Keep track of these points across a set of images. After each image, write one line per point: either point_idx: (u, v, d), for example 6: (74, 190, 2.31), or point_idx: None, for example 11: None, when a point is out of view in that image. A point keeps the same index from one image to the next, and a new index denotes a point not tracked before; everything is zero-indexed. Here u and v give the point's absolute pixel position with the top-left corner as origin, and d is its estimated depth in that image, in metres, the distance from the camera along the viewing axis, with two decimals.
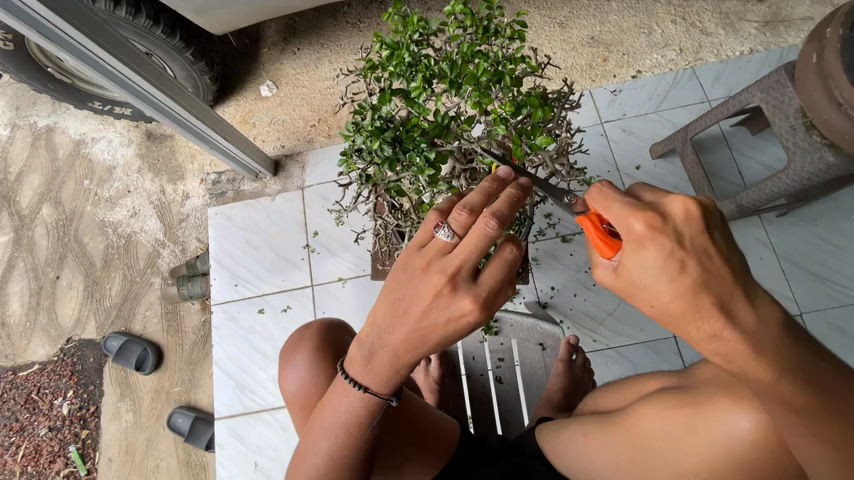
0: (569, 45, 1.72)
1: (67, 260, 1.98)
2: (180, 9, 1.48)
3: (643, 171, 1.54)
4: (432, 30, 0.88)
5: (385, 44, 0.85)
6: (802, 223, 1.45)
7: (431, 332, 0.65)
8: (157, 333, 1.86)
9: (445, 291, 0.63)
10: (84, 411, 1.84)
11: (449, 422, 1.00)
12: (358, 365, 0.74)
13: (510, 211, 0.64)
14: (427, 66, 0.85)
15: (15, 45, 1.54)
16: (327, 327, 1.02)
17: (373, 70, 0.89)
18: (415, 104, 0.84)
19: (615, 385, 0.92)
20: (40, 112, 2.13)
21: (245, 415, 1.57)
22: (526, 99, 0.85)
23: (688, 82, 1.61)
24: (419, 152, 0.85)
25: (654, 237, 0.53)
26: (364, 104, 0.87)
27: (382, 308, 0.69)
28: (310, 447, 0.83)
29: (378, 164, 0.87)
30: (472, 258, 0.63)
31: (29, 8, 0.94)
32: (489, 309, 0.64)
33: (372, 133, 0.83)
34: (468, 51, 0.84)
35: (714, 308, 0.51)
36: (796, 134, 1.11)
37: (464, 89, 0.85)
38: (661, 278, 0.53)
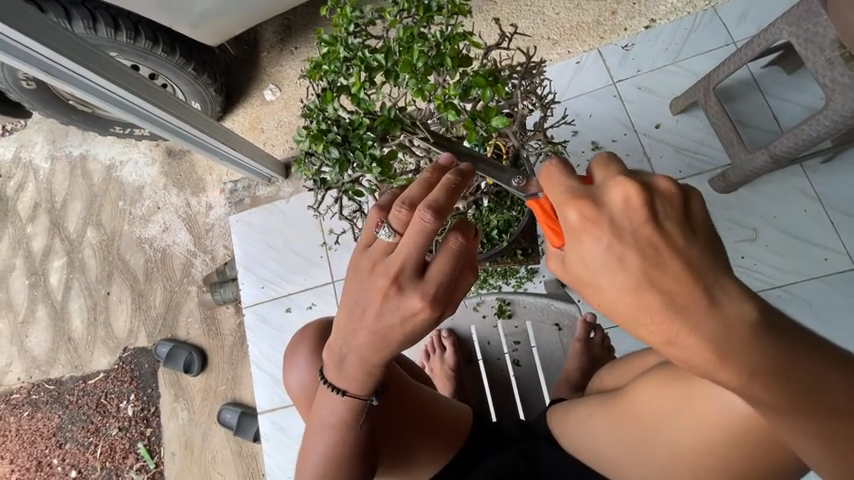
0: (572, 2, 1.59)
1: (115, 277, 2.14)
2: (177, 26, 1.53)
3: (663, 129, 1.43)
4: (368, 19, 0.85)
5: (323, 42, 0.85)
6: (852, 168, 1.30)
7: (390, 332, 0.65)
8: (199, 337, 2.00)
9: (391, 292, 0.63)
10: (146, 412, 2.02)
11: (460, 407, 1.01)
12: (334, 372, 0.77)
13: (447, 199, 0.62)
14: (365, 58, 0.83)
15: (37, 83, 1.64)
16: (321, 328, 1.05)
17: (316, 70, 0.87)
18: (358, 99, 0.83)
19: (621, 362, 0.95)
20: (73, 143, 2.28)
21: (284, 408, 1.66)
22: (472, 80, 0.81)
23: (709, 24, 1.46)
24: (365, 150, 0.85)
25: (588, 228, 0.50)
26: (311, 107, 0.89)
27: (342, 315, 0.70)
28: (309, 448, 0.86)
29: (329, 166, 0.88)
30: (413, 255, 0.62)
31: (30, 48, 1.00)
32: (443, 304, 0.62)
33: (315, 136, 0.83)
34: (404, 37, 0.80)
35: (662, 307, 0.47)
36: (834, 68, 0.99)
37: (403, 77, 0.82)
38: (602, 275, 0.49)
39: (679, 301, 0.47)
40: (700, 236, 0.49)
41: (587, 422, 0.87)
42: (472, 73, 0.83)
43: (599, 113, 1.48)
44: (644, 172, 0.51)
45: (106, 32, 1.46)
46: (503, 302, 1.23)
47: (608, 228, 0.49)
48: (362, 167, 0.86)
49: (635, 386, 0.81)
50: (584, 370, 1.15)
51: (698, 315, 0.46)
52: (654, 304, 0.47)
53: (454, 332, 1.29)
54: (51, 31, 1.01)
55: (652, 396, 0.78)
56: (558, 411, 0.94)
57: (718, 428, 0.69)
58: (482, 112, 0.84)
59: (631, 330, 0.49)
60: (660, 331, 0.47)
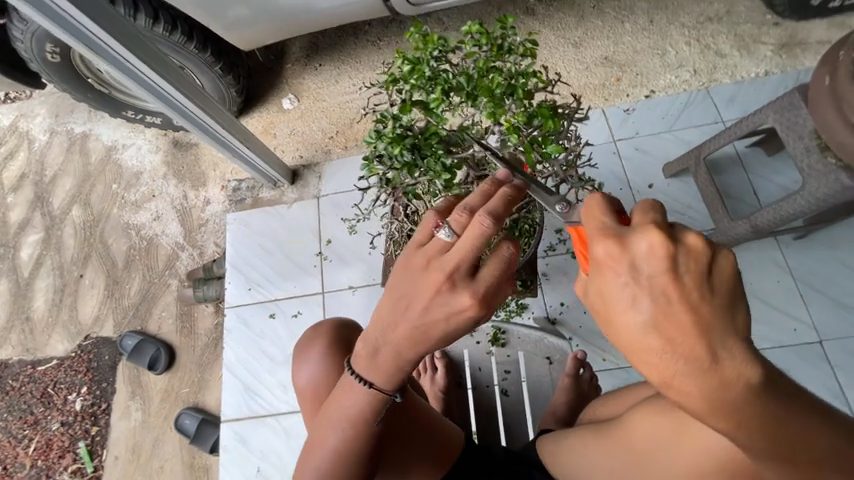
0: (583, 65, 1.76)
1: (92, 260, 2.06)
2: (213, 26, 1.59)
3: (655, 189, 1.54)
4: (451, 47, 0.91)
5: (407, 60, 0.89)
6: (821, 247, 1.41)
7: (433, 327, 0.66)
8: (170, 334, 1.91)
9: (445, 288, 0.64)
10: (96, 408, 1.88)
11: (452, 428, 0.99)
12: (364, 361, 0.76)
13: (505, 210, 0.66)
14: (446, 80, 0.89)
15: (61, 58, 1.66)
16: (338, 325, 1.05)
17: (396, 83, 0.92)
18: (434, 114, 0.89)
19: (610, 397, 0.97)
20: (77, 120, 2.26)
21: (250, 419, 1.58)
22: (537, 110, 0.89)
23: (701, 103, 1.62)
24: (435, 158, 0.93)
25: (609, 265, 0.50)
26: (385, 114, 0.93)
27: (384, 306, 0.70)
28: (318, 440, 0.84)
29: (397, 169, 0.94)
30: (470, 257, 0.64)
31: (78, 21, 1.04)
32: (488, 304, 0.65)
33: (393, 140, 0.90)
34: (484, 67, 0.88)
35: (663, 351, 0.47)
36: (811, 155, 1.10)
37: (480, 101, 0.89)
38: (614, 310, 0.49)
39: (681, 348, 0.47)
40: (718, 295, 0.48)
41: (580, 450, 0.87)
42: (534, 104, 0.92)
43: (599, 166, 1.58)
44: (676, 224, 0.49)
45: (144, 21, 1.51)
46: (498, 331, 1.30)
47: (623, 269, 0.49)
48: (431, 171, 0.94)
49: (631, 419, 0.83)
50: (572, 405, 1.15)
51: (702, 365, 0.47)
52: (655, 347, 0.47)
53: (447, 354, 1.30)
54: (95, 4, 1.05)
55: (647, 426, 0.79)
56: (550, 442, 0.95)
57: (705, 469, 0.69)
58: (539, 139, 0.93)
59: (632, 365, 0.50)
60: (658, 371, 0.47)
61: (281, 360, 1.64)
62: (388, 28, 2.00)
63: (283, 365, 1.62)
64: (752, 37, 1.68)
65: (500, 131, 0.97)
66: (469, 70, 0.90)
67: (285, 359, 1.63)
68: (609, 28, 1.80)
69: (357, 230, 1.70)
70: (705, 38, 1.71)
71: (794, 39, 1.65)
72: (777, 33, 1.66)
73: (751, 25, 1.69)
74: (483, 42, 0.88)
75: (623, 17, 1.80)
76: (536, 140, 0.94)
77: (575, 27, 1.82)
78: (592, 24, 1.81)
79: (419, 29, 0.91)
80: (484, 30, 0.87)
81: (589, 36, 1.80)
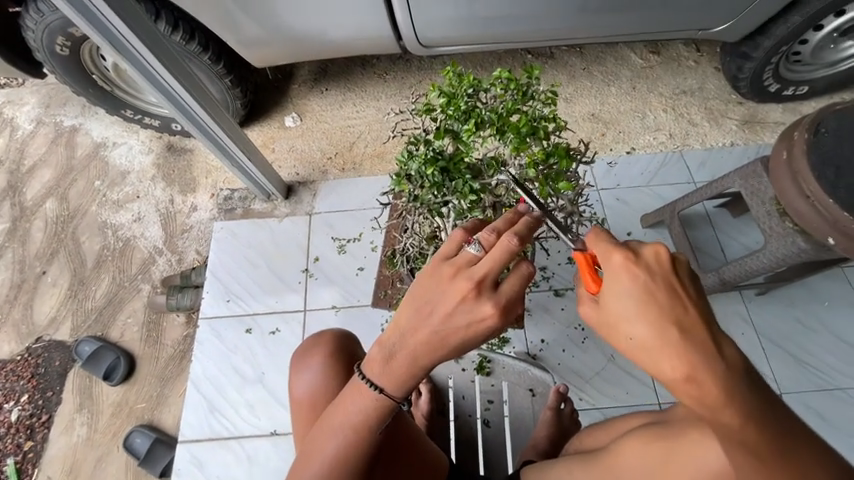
0: (572, 118, 1.92)
1: (59, 256, 1.95)
2: (229, 41, 1.66)
3: (633, 237, 1.64)
4: (483, 87, 1.00)
5: (444, 93, 0.97)
6: (779, 304, 1.53)
7: (453, 334, 0.67)
8: (133, 342, 1.79)
9: (470, 296, 0.65)
10: (34, 420, 1.71)
11: (436, 452, 0.99)
12: (378, 365, 0.74)
13: (529, 233, 0.70)
14: (479, 114, 0.97)
15: (70, 52, 1.68)
16: (340, 336, 1.07)
17: (431, 112, 1.00)
18: (463, 142, 0.98)
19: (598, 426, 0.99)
20: (67, 113, 2.22)
21: (211, 440, 1.48)
22: (555, 150, 0.97)
23: (675, 164, 1.77)
24: (463, 181, 1.01)
25: (628, 268, 0.57)
26: (419, 138, 1.04)
27: (406, 311, 0.70)
28: (316, 447, 0.81)
29: (425, 187, 1.03)
30: (496, 269, 0.66)
31: (109, 21, 1.08)
32: (507, 316, 0.67)
33: (426, 161, 0.99)
34: (511, 108, 0.96)
35: (682, 342, 0.52)
36: (772, 219, 1.22)
37: (507, 136, 0.97)
38: (635, 309, 0.55)
39: (696, 339, 0.52)
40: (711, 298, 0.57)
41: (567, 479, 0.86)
42: (552, 144, 0.99)
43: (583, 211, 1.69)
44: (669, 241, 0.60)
45: (163, 28, 1.56)
46: (484, 359, 1.31)
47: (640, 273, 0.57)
48: (457, 192, 1.01)
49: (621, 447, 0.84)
50: (553, 439, 1.15)
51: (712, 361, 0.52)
52: (674, 338, 0.52)
53: (432, 379, 1.29)
54: (126, 4, 1.08)
55: (636, 457, 0.80)
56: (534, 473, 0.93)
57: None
58: (552, 174, 1.00)
59: (656, 364, 0.53)
60: (681, 361, 0.52)
61: (252, 378, 1.56)
62: (395, 64, 2.11)
63: (254, 384, 1.55)
64: (720, 112, 1.88)
65: (520, 164, 1.05)
66: (497, 108, 0.98)
67: (256, 377, 1.56)
68: (597, 88, 1.98)
69: (346, 250, 1.71)
70: (680, 107, 1.91)
71: (755, 117, 1.86)
72: (741, 110, 1.87)
73: (719, 101, 1.91)
74: (511, 86, 0.97)
75: (610, 80, 1.99)
76: (550, 176, 1.00)
77: (567, 84, 2.00)
78: (582, 83, 1.99)
79: (455, 68, 1.00)
80: (512, 77, 0.96)
81: (579, 93, 1.97)
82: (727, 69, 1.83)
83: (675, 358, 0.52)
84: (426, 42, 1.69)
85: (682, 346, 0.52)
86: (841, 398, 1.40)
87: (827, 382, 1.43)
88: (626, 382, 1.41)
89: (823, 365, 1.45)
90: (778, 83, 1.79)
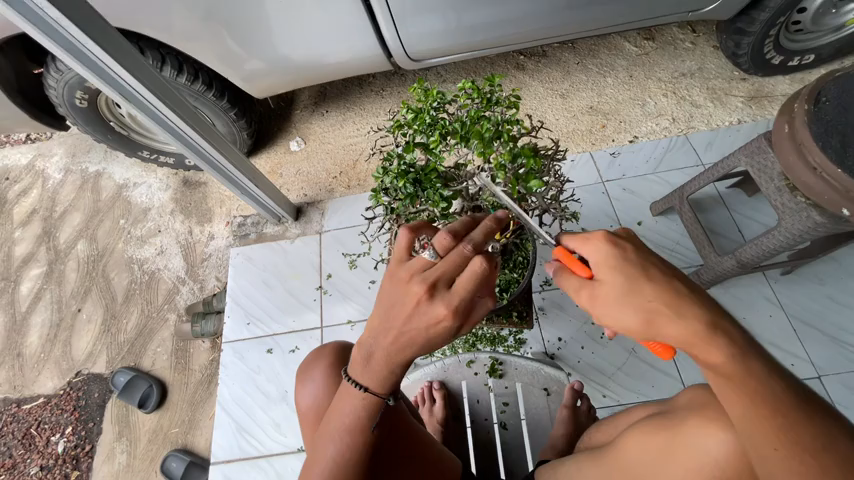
0: (569, 113, 1.91)
1: (92, 294, 2.07)
2: (231, 77, 1.74)
3: (644, 226, 1.61)
4: (448, 99, 1.01)
5: (410, 109, 0.99)
6: (807, 282, 1.46)
7: (414, 336, 0.70)
8: (164, 370, 1.87)
9: (423, 299, 0.68)
10: (79, 450, 1.80)
11: (450, 457, 1.00)
12: (358, 365, 0.78)
13: (483, 238, 0.74)
14: (444, 125, 0.99)
15: (88, 103, 1.80)
16: (342, 346, 1.10)
17: (401, 128, 1.03)
18: (433, 153, 1.00)
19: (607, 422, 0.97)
20: (92, 159, 2.37)
21: (240, 461, 1.52)
22: (521, 151, 0.97)
23: (682, 147, 1.74)
24: (435, 190, 1.03)
25: (612, 252, 0.69)
26: (392, 153, 1.06)
27: (374, 315, 0.74)
28: (315, 455, 0.83)
29: (401, 199, 1.06)
30: (449, 272, 0.69)
31: (120, 76, 1.17)
32: (464, 314, 0.68)
33: (397, 175, 1.01)
34: (475, 116, 0.97)
35: (679, 307, 0.62)
36: (782, 194, 1.18)
37: (472, 143, 0.98)
38: (627, 284, 0.66)
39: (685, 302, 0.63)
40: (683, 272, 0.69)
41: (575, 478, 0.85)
42: (520, 146, 0.99)
43: (588, 205, 1.67)
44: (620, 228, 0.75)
45: (169, 72, 1.65)
46: (496, 362, 1.30)
47: (626, 256, 0.68)
48: (430, 201, 1.03)
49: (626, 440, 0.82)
50: (571, 437, 1.13)
51: (719, 330, 0.61)
52: (669, 303, 0.63)
53: (445, 385, 1.31)
54: (130, 57, 1.16)
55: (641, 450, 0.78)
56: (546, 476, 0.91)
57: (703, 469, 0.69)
58: (522, 176, 0.98)
59: (668, 331, 0.63)
60: (685, 324, 0.62)
61: (276, 397, 1.60)
62: (391, 80, 2.17)
63: (278, 402, 1.59)
64: (723, 90, 1.84)
65: (492, 169, 1.06)
66: (463, 118, 1.00)
67: (280, 395, 1.60)
68: (592, 81, 1.97)
69: (357, 265, 1.75)
70: (681, 91, 1.87)
71: (761, 92, 1.81)
72: (745, 87, 1.83)
73: (721, 80, 1.86)
74: (474, 95, 0.98)
75: (605, 71, 1.98)
76: (521, 177, 0.99)
77: (562, 80, 2.00)
78: (577, 78, 1.99)
79: (421, 84, 1.03)
80: (474, 86, 0.97)
81: (575, 88, 1.97)
82: (725, 47, 1.79)
83: (681, 325, 0.62)
84: (416, 56, 1.73)
85: (679, 310, 0.62)
86: None
87: None
88: (650, 375, 1.37)
89: None
90: (781, 55, 1.74)
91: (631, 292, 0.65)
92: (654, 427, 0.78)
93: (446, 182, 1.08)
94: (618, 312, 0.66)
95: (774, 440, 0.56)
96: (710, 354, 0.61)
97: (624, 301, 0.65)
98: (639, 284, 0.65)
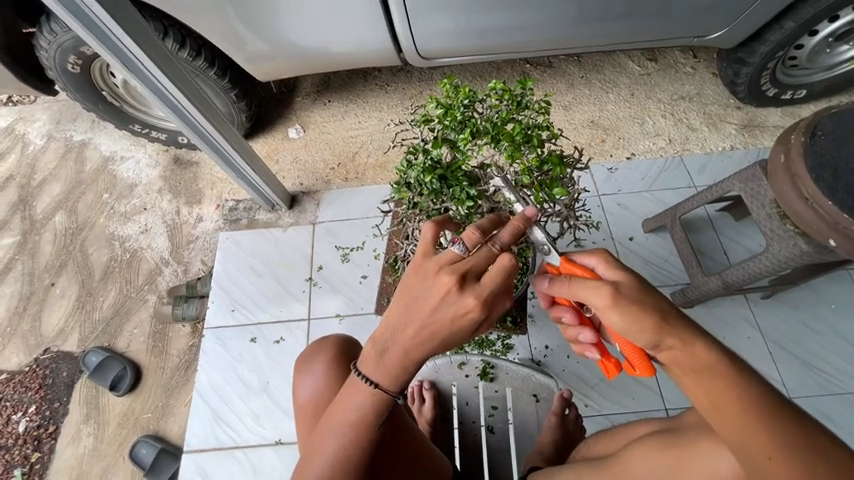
0: (571, 125, 1.94)
1: (67, 268, 1.98)
2: (235, 56, 1.70)
3: (635, 241, 1.65)
4: (478, 98, 1.02)
5: (440, 104, 0.99)
6: (785, 308, 1.52)
7: (438, 328, 0.70)
8: (139, 353, 1.81)
9: (453, 290, 0.69)
10: (41, 431, 1.72)
11: (442, 460, 1.01)
12: (371, 361, 0.76)
13: (511, 240, 0.76)
14: (474, 124, 0.99)
15: (82, 70, 1.73)
16: (343, 340, 1.09)
17: (428, 123, 1.02)
18: (460, 150, 1.00)
19: (607, 434, 0.99)
20: (78, 129, 2.27)
21: (216, 450, 1.49)
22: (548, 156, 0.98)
23: (677, 168, 1.78)
24: (460, 188, 1.02)
25: (621, 266, 0.75)
26: (417, 147, 1.06)
27: (395, 306, 0.74)
28: (317, 447, 0.82)
29: (424, 194, 1.05)
30: (479, 265, 0.71)
31: (122, 43, 1.13)
32: (489, 309, 0.70)
33: (424, 169, 1.00)
34: (506, 117, 0.98)
35: (677, 312, 0.68)
36: (772, 221, 1.22)
37: (502, 144, 0.98)
38: (641, 288, 0.70)
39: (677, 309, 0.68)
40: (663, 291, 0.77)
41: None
42: (546, 152, 1.02)
43: None
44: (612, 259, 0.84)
45: (171, 45, 1.61)
46: (487, 365, 1.31)
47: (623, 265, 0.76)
48: (455, 199, 1.02)
49: (630, 453, 0.85)
50: (557, 444, 1.15)
51: (707, 335, 0.66)
52: (671, 308, 0.68)
53: (436, 386, 1.31)
54: (134, 23, 1.12)
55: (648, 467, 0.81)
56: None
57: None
58: (547, 181, 1.01)
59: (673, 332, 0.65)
60: (682, 327, 0.66)
61: (257, 387, 1.57)
62: (396, 75, 2.15)
63: (259, 393, 1.55)
64: (719, 117, 1.89)
65: (515, 172, 1.06)
66: (493, 118, 1.00)
67: (261, 386, 1.56)
68: (595, 96, 2.00)
69: (349, 259, 1.73)
70: (679, 113, 1.92)
71: (754, 121, 1.87)
72: (739, 115, 1.89)
73: (718, 106, 1.92)
74: (506, 96, 0.99)
75: (609, 88, 2.01)
76: (545, 182, 1.01)
77: (566, 92, 2.02)
78: (581, 92, 2.02)
79: (452, 80, 1.02)
80: (507, 88, 0.98)
81: (578, 100, 2.00)
82: (725, 75, 1.84)
83: (682, 326, 0.66)
84: (426, 54, 1.73)
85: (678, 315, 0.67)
86: (850, 402, 1.39)
87: (837, 386, 1.41)
88: (633, 388, 1.40)
89: (832, 369, 1.43)
90: (776, 87, 1.80)
91: (642, 293, 0.69)
92: (659, 443, 0.82)
93: (469, 181, 1.07)
94: (637, 311, 0.66)
95: (769, 449, 0.58)
96: (704, 355, 0.64)
97: (638, 300, 0.67)
98: (644, 286, 0.70)
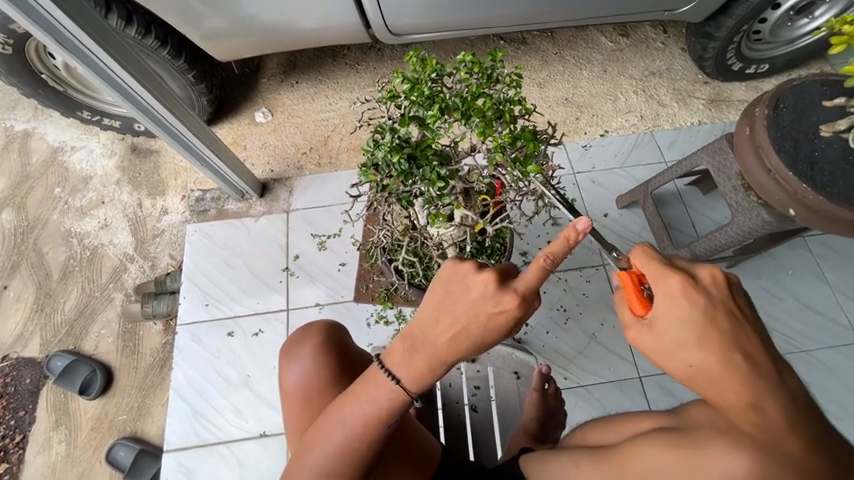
0: (546, 103, 1.93)
1: (20, 269, 1.85)
2: (188, 33, 1.58)
3: (610, 218, 1.68)
4: (447, 72, 0.99)
5: (407, 79, 0.96)
6: (747, 275, 1.60)
7: (473, 326, 0.68)
8: (109, 354, 1.73)
9: (494, 285, 0.68)
10: (7, 441, 1.64)
11: (433, 445, 1.02)
12: (398, 359, 0.75)
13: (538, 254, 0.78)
14: (443, 99, 0.96)
15: (14, 51, 1.57)
16: (330, 327, 1.06)
17: (395, 99, 0.99)
18: (429, 128, 0.97)
19: (603, 422, 0.96)
20: (18, 117, 2.08)
21: (198, 447, 1.46)
22: (520, 133, 0.96)
23: (649, 144, 1.81)
24: (431, 168, 1.00)
25: (689, 296, 0.61)
26: (384, 126, 1.02)
27: (429, 304, 0.73)
28: (320, 438, 0.82)
29: (393, 176, 1.02)
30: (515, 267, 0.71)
31: (55, 19, 1.01)
32: (527, 307, 0.68)
33: (392, 149, 0.98)
34: (476, 91, 0.95)
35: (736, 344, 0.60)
36: (738, 193, 1.26)
37: (472, 120, 0.96)
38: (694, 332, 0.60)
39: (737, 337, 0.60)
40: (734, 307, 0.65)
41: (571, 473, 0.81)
42: (519, 128, 0.99)
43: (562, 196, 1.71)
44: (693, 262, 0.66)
45: (116, 22, 1.48)
46: None
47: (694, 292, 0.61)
48: (426, 180, 1.00)
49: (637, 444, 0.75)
50: (540, 420, 1.19)
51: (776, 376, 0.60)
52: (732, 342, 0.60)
53: None
54: None
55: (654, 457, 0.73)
56: (532, 463, 0.90)
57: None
58: (520, 158, 0.99)
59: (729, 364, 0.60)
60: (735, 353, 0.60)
61: (237, 381, 1.53)
62: (366, 54, 2.07)
63: (239, 387, 1.52)
64: (688, 92, 1.93)
65: (488, 149, 1.04)
66: (462, 93, 0.98)
67: (242, 380, 1.53)
68: (569, 73, 1.99)
69: (326, 246, 1.68)
70: (649, 89, 1.94)
71: (721, 96, 1.92)
72: (707, 90, 1.93)
73: (686, 81, 1.95)
74: (475, 69, 0.96)
75: (582, 64, 2.01)
76: (518, 159, 1.00)
77: (540, 69, 2.00)
78: (555, 69, 2.00)
79: (419, 53, 0.99)
80: (476, 60, 0.95)
81: (552, 78, 1.99)
82: (693, 50, 1.86)
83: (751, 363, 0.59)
84: (396, 30, 1.66)
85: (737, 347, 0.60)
86: (805, 360, 1.49)
87: (793, 346, 1.51)
88: (609, 359, 1.46)
89: (789, 330, 1.53)
90: (741, 62, 1.84)
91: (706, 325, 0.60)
92: (668, 438, 0.71)
93: (440, 161, 1.04)
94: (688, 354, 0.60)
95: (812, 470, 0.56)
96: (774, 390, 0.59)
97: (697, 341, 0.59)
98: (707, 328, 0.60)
